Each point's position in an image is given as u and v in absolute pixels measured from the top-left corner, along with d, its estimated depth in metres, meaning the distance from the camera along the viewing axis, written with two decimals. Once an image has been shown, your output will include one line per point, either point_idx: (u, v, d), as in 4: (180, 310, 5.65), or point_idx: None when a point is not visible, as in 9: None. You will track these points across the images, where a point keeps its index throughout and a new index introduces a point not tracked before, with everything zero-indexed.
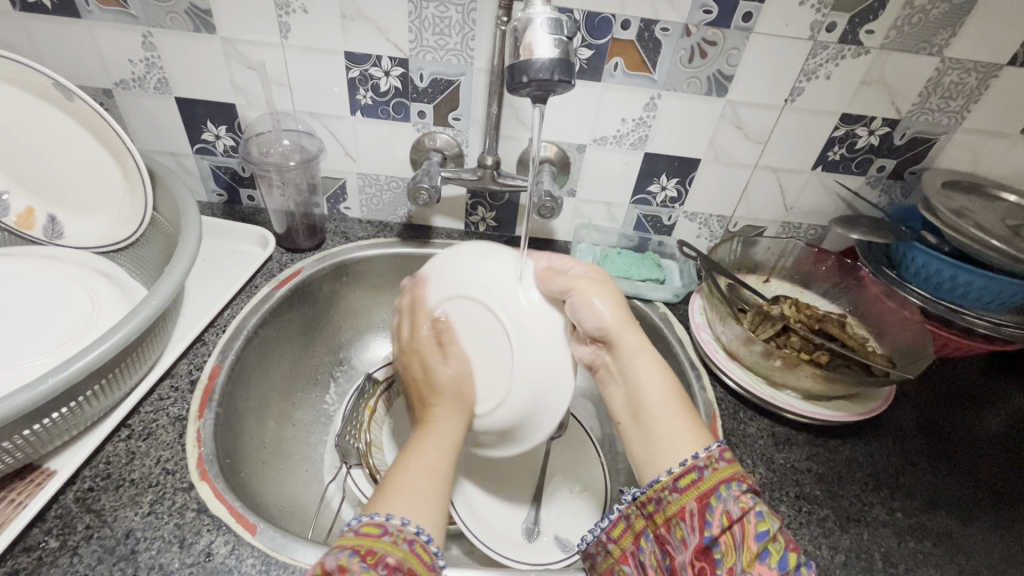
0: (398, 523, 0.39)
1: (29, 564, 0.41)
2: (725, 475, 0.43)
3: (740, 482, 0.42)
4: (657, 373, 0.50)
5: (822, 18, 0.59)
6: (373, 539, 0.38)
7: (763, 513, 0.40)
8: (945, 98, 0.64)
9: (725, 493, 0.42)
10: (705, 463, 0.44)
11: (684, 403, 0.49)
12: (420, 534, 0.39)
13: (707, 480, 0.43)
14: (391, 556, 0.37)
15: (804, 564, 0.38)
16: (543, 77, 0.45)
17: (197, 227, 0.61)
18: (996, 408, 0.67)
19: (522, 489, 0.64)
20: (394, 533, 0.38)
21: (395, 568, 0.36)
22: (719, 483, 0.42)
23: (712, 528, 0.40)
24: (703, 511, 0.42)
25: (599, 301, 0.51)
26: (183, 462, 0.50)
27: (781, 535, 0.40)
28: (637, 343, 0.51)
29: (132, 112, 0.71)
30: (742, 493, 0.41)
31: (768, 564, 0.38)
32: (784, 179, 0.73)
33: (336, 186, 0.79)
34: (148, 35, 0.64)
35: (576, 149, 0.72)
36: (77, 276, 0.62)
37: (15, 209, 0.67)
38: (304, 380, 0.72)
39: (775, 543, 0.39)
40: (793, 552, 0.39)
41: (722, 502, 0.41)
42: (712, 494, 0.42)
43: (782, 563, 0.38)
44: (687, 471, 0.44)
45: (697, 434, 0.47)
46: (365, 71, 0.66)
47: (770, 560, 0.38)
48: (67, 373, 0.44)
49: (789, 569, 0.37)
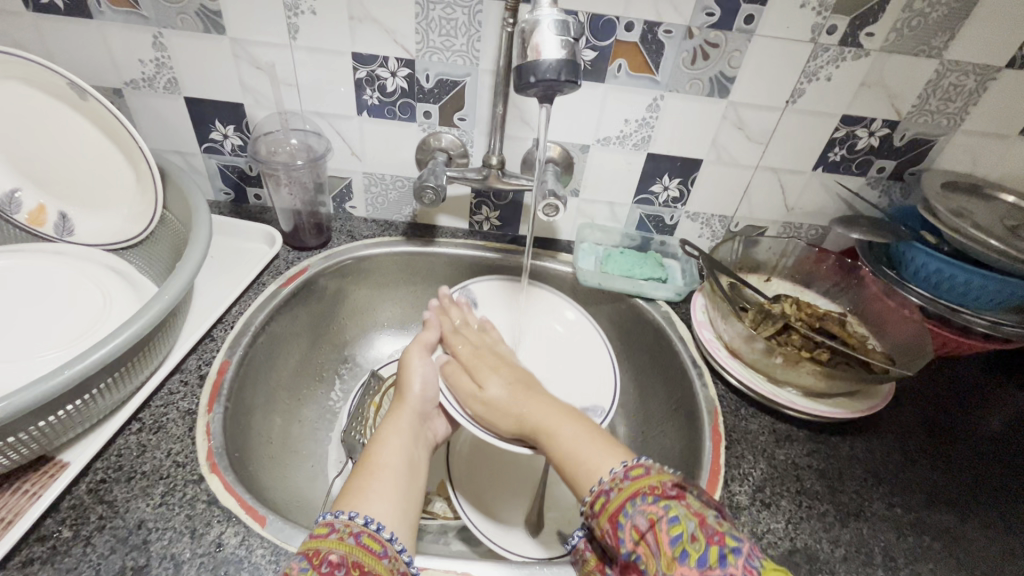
0: (346, 519, 0.40)
1: (43, 553, 0.42)
2: (630, 491, 0.41)
3: (645, 493, 0.40)
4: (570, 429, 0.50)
5: (823, 21, 0.60)
6: (319, 539, 0.38)
7: (677, 516, 0.38)
8: (944, 100, 0.65)
9: (632, 509, 0.40)
10: (610, 486, 0.43)
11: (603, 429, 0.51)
12: (368, 524, 0.40)
13: (613, 501, 0.42)
14: (335, 552, 0.37)
15: (731, 551, 0.35)
16: (550, 78, 0.46)
17: (207, 225, 0.62)
18: (997, 406, 0.68)
19: (528, 484, 0.66)
20: (340, 530, 0.39)
21: (339, 564, 0.36)
22: (626, 501, 0.41)
23: (627, 543, 0.39)
24: (616, 530, 0.40)
25: (491, 381, 0.58)
26: (193, 455, 0.51)
27: (700, 533, 0.36)
28: (551, 416, 0.52)
29: (142, 111, 0.72)
30: (650, 504, 0.39)
31: (687, 567, 0.35)
32: (786, 180, 0.74)
33: (342, 186, 0.80)
34: (159, 36, 0.65)
35: (579, 150, 0.73)
36: (88, 271, 0.63)
37: (27, 206, 0.68)
38: (310, 377, 0.73)
39: (691, 542, 0.36)
40: (714, 545, 0.35)
41: (629, 518, 0.40)
42: (620, 513, 0.40)
43: (701, 561, 0.35)
44: (597, 497, 0.43)
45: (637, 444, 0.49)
46: (372, 72, 0.67)
47: (690, 559, 0.35)
48: (81, 366, 0.45)
49: (710, 565, 0.35)
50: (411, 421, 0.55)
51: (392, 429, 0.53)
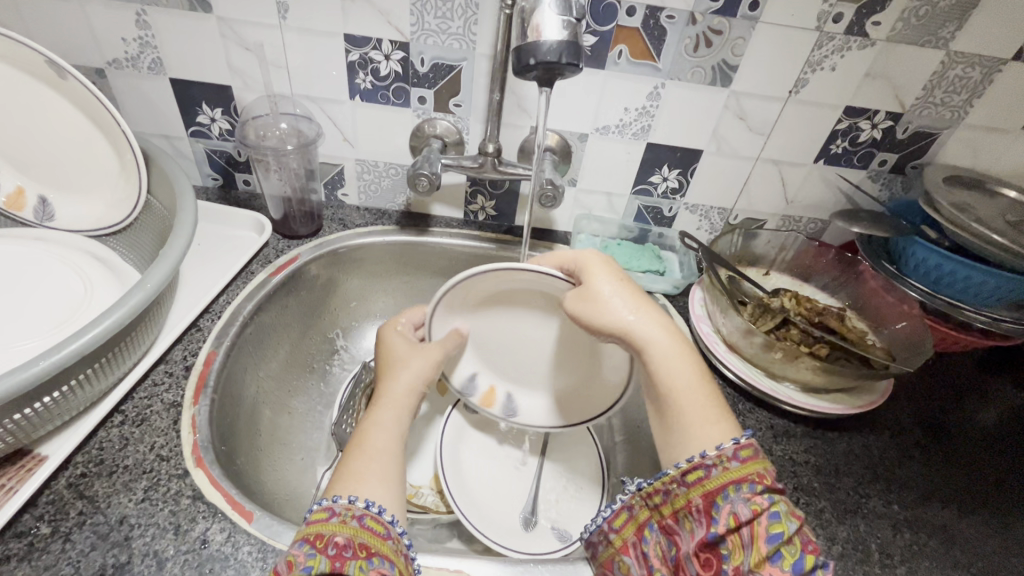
0: (347, 502, 0.39)
1: (20, 550, 0.41)
2: (737, 475, 0.40)
3: (754, 481, 0.39)
4: (682, 369, 0.46)
5: (829, 8, 0.59)
6: (322, 523, 0.37)
7: (779, 514, 0.38)
8: (949, 93, 0.64)
9: (735, 495, 0.39)
10: (714, 461, 0.41)
11: (711, 393, 0.46)
12: (371, 507, 0.39)
13: (714, 479, 0.40)
14: (340, 534, 0.37)
15: (820, 565, 0.37)
16: (551, 60, 0.45)
17: (192, 212, 0.60)
18: (993, 402, 0.67)
19: (523, 482, 0.65)
20: (342, 513, 0.38)
21: (345, 546, 0.36)
22: (729, 483, 0.40)
23: (719, 526, 0.39)
24: (710, 509, 0.40)
25: (612, 298, 0.48)
26: (178, 449, 0.49)
27: (796, 537, 0.38)
28: (664, 349, 0.46)
29: (125, 92, 0.70)
30: (755, 494, 0.39)
31: (781, 568, 0.36)
32: (786, 171, 0.73)
33: (333, 172, 0.77)
34: (142, 13, 0.62)
35: (578, 139, 0.71)
36: (69, 258, 0.62)
37: (4, 189, 0.65)
38: (300, 368, 0.71)
39: (789, 546, 0.37)
40: (810, 554, 0.37)
41: (730, 503, 0.39)
42: (719, 494, 0.40)
43: (796, 566, 0.36)
44: (693, 467, 0.42)
45: (716, 428, 0.43)
46: (365, 55, 0.64)
47: (783, 562, 0.36)
48: (58, 357, 0.43)
49: (802, 571, 0.36)
50: (399, 405, 0.48)
51: (385, 405, 0.48)
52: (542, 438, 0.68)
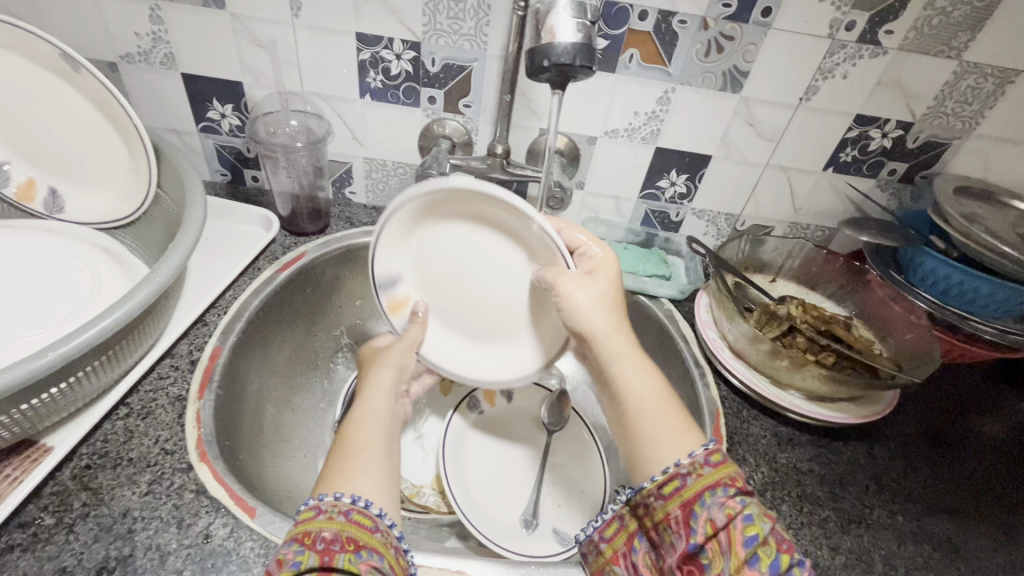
0: (332, 499, 0.39)
1: (24, 540, 0.41)
2: (710, 481, 0.40)
3: (726, 486, 0.39)
4: (646, 379, 0.46)
5: (842, 16, 0.58)
6: (308, 522, 0.37)
7: (753, 516, 0.38)
8: (961, 103, 0.64)
9: (709, 501, 0.39)
10: (688, 470, 0.41)
11: (676, 408, 0.46)
12: (357, 501, 0.39)
13: (690, 487, 0.40)
14: (326, 530, 0.37)
15: (798, 563, 0.36)
16: (564, 62, 0.45)
17: (201, 207, 0.60)
18: (1000, 414, 0.67)
19: (523, 484, 0.65)
20: (327, 510, 0.38)
21: (333, 540, 0.36)
22: (702, 491, 0.40)
23: (697, 535, 0.38)
24: (687, 519, 0.39)
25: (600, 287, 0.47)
26: (183, 443, 0.49)
27: (772, 538, 0.37)
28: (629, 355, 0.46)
29: (137, 86, 0.70)
30: (729, 498, 0.39)
31: (759, 571, 0.35)
32: (795, 178, 0.73)
33: (342, 170, 0.78)
34: (155, 8, 0.62)
35: (587, 142, 0.71)
36: (78, 251, 0.62)
37: (15, 180, 0.65)
38: (304, 365, 0.72)
39: (765, 548, 0.36)
40: (786, 553, 0.36)
41: (706, 510, 0.39)
42: (696, 502, 0.39)
43: (773, 568, 0.35)
44: (669, 478, 0.41)
45: (685, 438, 0.43)
46: (376, 54, 0.65)
47: (761, 565, 0.36)
48: (67, 348, 0.43)
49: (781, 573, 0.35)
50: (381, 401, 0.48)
51: (364, 403, 0.47)
52: (546, 441, 0.68)
